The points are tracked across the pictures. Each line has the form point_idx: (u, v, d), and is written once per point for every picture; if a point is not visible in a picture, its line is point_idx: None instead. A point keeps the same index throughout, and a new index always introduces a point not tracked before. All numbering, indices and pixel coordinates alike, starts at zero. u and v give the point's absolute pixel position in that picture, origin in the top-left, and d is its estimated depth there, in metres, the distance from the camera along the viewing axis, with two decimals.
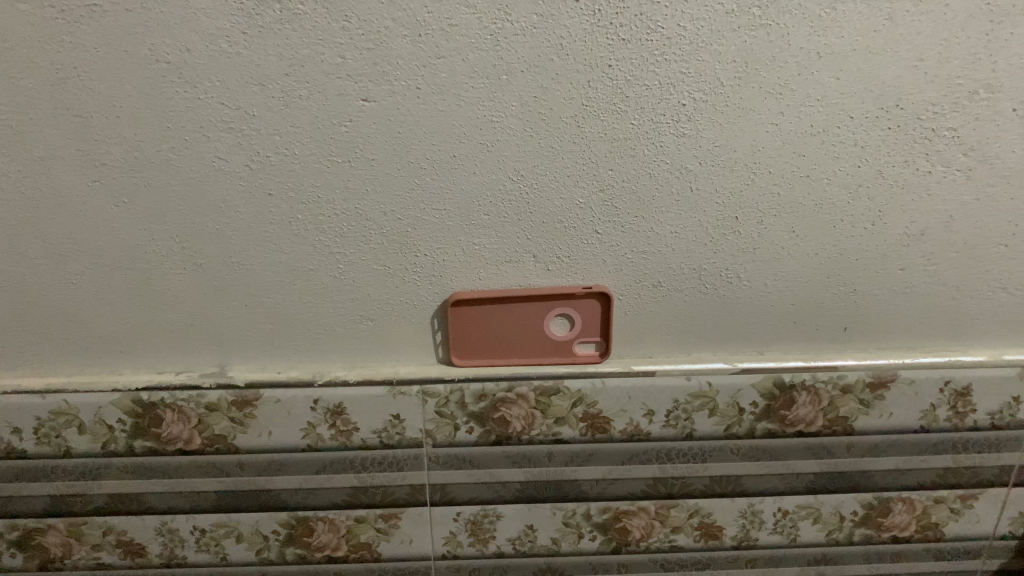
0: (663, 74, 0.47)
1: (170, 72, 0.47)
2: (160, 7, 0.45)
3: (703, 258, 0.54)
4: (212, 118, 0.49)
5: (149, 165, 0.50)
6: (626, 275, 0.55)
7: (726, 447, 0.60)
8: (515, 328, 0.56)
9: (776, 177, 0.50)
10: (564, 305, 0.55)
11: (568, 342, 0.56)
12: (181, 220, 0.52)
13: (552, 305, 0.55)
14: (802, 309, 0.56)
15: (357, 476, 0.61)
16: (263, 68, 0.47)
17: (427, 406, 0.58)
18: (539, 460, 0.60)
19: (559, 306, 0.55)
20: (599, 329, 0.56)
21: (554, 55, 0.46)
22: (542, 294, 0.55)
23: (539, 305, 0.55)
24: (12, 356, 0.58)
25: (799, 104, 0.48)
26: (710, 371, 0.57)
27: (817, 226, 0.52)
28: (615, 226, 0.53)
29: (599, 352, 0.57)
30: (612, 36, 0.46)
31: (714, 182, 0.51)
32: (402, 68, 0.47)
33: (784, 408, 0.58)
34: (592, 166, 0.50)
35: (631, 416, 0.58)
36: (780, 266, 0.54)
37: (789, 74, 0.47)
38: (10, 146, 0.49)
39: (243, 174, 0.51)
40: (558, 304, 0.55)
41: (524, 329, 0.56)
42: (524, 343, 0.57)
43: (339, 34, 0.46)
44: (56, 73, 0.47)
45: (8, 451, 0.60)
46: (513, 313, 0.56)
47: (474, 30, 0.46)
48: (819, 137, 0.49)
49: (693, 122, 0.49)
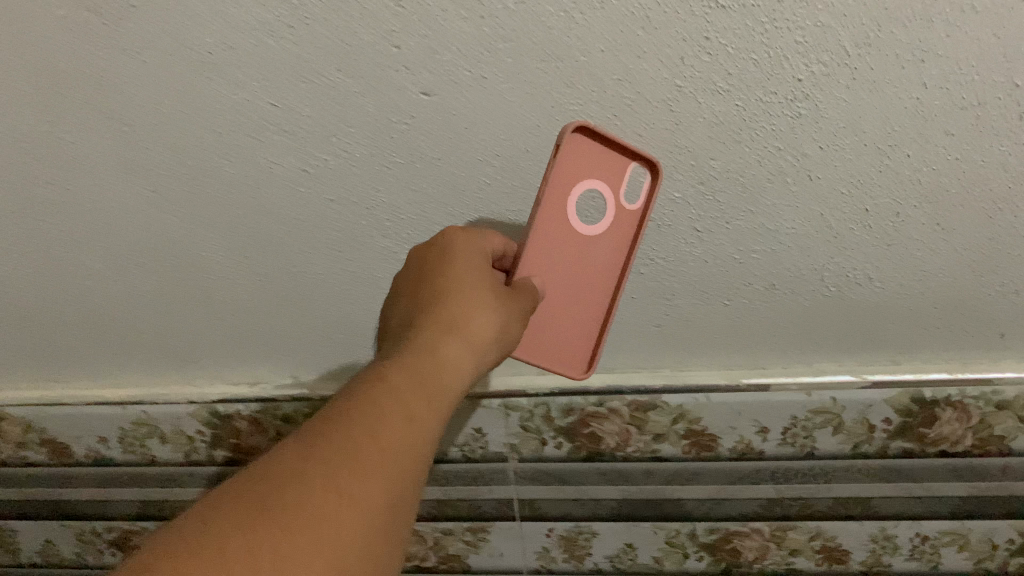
0: (774, 45, 0.36)
1: (213, 73, 0.40)
2: (196, 4, 0.37)
3: (823, 255, 0.45)
4: (263, 122, 0.42)
5: (200, 175, 0.45)
6: (731, 277, 0.46)
7: (853, 467, 0.53)
8: (560, 236, 0.43)
9: (916, 160, 0.40)
10: (568, 162, 0.41)
11: (622, 205, 0.43)
12: (237, 234, 0.48)
13: (570, 175, 0.41)
14: (948, 312, 0.46)
15: (441, 488, 0.60)
16: (311, 62, 0.39)
17: (510, 421, 0.54)
18: (636, 478, 0.55)
19: (577, 172, 0.41)
20: (614, 161, 0.42)
21: (639, 29, 0.36)
22: (542, 191, 0.41)
23: (562, 191, 0.41)
24: (97, 373, 0.57)
25: (946, 71, 0.36)
26: (834, 385, 0.50)
27: (970, 217, 0.42)
28: (719, 222, 0.44)
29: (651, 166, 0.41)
30: (709, 4, 0.35)
31: (837, 167, 0.41)
32: (460, 56, 0.39)
33: (923, 426, 0.50)
34: (689, 155, 0.41)
35: (741, 433, 0.52)
36: (919, 266, 0.44)
37: (935, 38, 0.35)
38: (59, 166, 0.45)
39: (301, 180, 0.45)
40: (571, 171, 0.41)
41: (567, 230, 0.43)
42: (584, 240, 0.44)
43: (390, 20, 0.37)
44: (95, 82, 0.41)
45: (98, 458, 0.61)
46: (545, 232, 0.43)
47: (543, 7, 0.36)
48: (973, 112, 0.38)
49: (811, 101, 0.38)
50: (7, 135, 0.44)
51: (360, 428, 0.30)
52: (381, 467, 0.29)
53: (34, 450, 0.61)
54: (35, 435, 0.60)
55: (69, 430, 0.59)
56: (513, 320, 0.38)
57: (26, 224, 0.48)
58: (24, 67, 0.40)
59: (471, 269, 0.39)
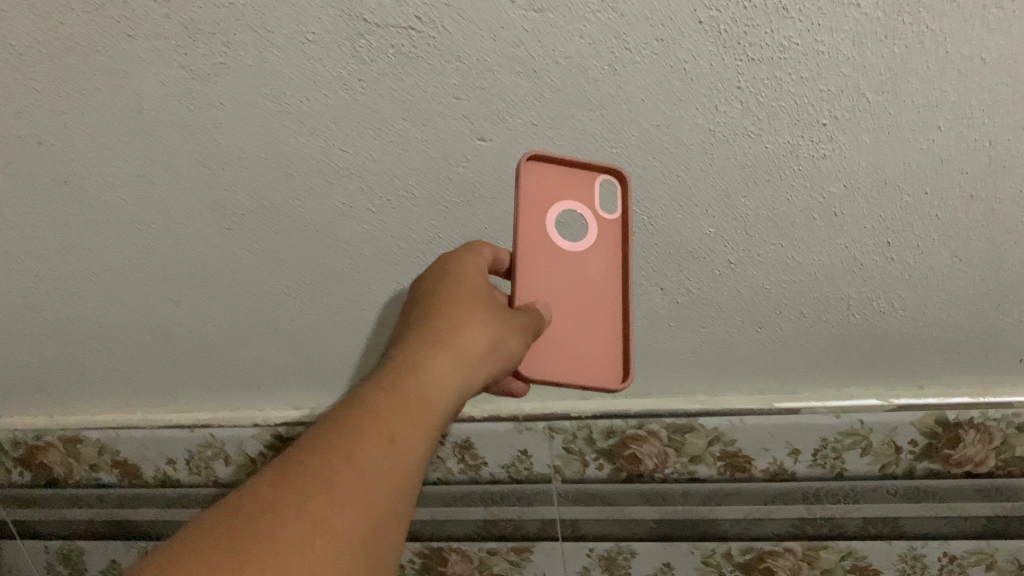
0: (800, 93, 0.40)
1: (292, 122, 0.45)
2: (280, 61, 0.42)
3: (849, 285, 0.48)
4: (334, 166, 0.47)
5: (274, 213, 0.50)
6: (763, 306, 0.50)
7: (881, 488, 0.55)
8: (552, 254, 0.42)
9: (934, 197, 0.43)
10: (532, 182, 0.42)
11: (603, 217, 0.43)
12: (305, 266, 0.52)
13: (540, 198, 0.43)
14: (968, 339, 0.50)
15: (487, 508, 0.63)
16: (381, 112, 0.44)
17: (555, 443, 0.58)
18: (674, 499, 0.59)
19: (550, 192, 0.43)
20: (572, 177, 0.43)
21: (677, 80, 0.41)
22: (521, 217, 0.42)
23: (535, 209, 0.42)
24: (171, 399, 0.63)
25: (960, 116, 0.40)
26: (862, 408, 0.53)
27: (986, 250, 0.45)
28: (751, 254, 0.48)
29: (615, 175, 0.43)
30: (741, 57, 0.39)
31: (861, 203, 0.44)
32: (516, 106, 0.43)
33: (948, 447, 0.53)
34: (723, 193, 0.45)
35: (774, 454, 0.56)
36: (940, 294, 0.48)
37: (948, 85, 0.39)
38: (149, 204, 0.50)
39: (366, 217, 0.49)
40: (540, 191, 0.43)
41: (557, 252, 0.43)
42: (576, 257, 0.43)
43: (452, 75, 0.42)
44: (187, 130, 0.46)
45: (166, 479, 0.66)
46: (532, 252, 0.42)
47: (591, 61, 0.40)
48: (985, 152, 0.41)
49: (835, 143, 0.42)
50: (104, 180, 0.49)
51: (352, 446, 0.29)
52: (375, 492, 0.28)
53: (108, 471, 0.67)
54: (110, 456, 0.66)
55: (143, 452, 0.65)
56: (508, 336, 0.37)
57: (116, 259, 0.53)
58: (125, 119, 0.46)
59: (474, 287, 0.39)
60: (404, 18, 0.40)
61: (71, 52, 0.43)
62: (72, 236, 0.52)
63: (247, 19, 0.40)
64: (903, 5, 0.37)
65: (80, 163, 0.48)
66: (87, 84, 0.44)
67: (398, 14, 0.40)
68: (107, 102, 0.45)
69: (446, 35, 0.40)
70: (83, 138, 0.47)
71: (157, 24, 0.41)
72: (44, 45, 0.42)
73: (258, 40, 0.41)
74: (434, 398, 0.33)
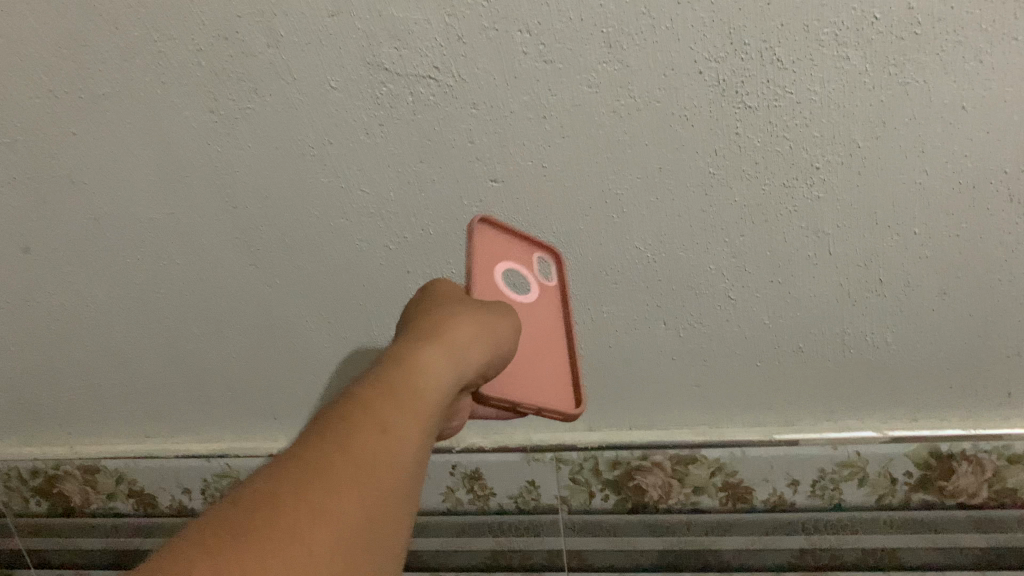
0: (794, 138, 0.43)
1: (316, 163, 0.47)
2: (306, 106, 0.45)
3: (844, 320, 0.50)
4: (354, 205, 0.49)
5: (297, 249, 0.52)
6: (762, 341, 0.52)
7: (879, 518, 0.57)
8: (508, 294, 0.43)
9: (923, 236, 0.46)
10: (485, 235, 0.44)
11: (545, 283, 0.46)
12: (324, 300, 0.55)
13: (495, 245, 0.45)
14: (959, 372, 0.52)
15: (495, 539, 0.64)
16: (400, 155, 0.46)
17: (561, 473, 0.60)
18: (678, 529, 0.60)
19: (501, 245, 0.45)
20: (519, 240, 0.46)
21: (679, 126, 0.43)
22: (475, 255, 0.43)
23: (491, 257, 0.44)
24: (190, 429, 0.65)
25: (944, 161, 0.43)
26: (858, 440, 0.55)
27: (974, 287, 0.48)
28: (750, 290, 0.50)
29: (556, 257, 0.48)
30: (738, 105, 0.42)
31: (854, 242, 0.47)
32: (527, 149, 0.45)
33: (942, 478, 0.55)
34: (723, 232, 0.47)
35: (774, 485, 0.58)
36: (931, 329, 0.50)
37: (932, 131, 0.42)
38: (177, 240, 0.52)
39: (383, 253, 0.51)
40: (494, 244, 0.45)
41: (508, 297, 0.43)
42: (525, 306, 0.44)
43: (468, 120, 0.45)
44: (217, 170, 0.48)
45: (180, 509, 0.68)
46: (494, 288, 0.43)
47: (598, 108, 0.43)
48: (968, 194, 0.44)
49: (828, 185, 0.45)
50: (135, 218, 0.51)
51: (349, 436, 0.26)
52: (372, 481, 0.25)
53: (124, 501, 0.69)
54: (126, 485, 0.68)
55: (159, 481, 0.67)
56: (488, 333, 0.36)
57: (143, 292, 0.56)
58: (158, 161, 0.48)
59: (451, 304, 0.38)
60: (424, 67, 0.43)
61: (111, 97, 0.46)
62: (103, 270, 0.55)
63: (277, 68, 0.43)
64: (889, 59, 0.40)
65: (114, 202, 0.51)
66: (123, 127, 0.47)
67: (418, 64, 0.43)
68: (141, 144, 0.48)
69: (463, 84, 0.43)
70: (118, 176, 0.49)
71: (193, 72, 0.44)
72: (86, 90, 0.45)
73: (287, 87, 0.44)
74: (430, 394, 0.31)
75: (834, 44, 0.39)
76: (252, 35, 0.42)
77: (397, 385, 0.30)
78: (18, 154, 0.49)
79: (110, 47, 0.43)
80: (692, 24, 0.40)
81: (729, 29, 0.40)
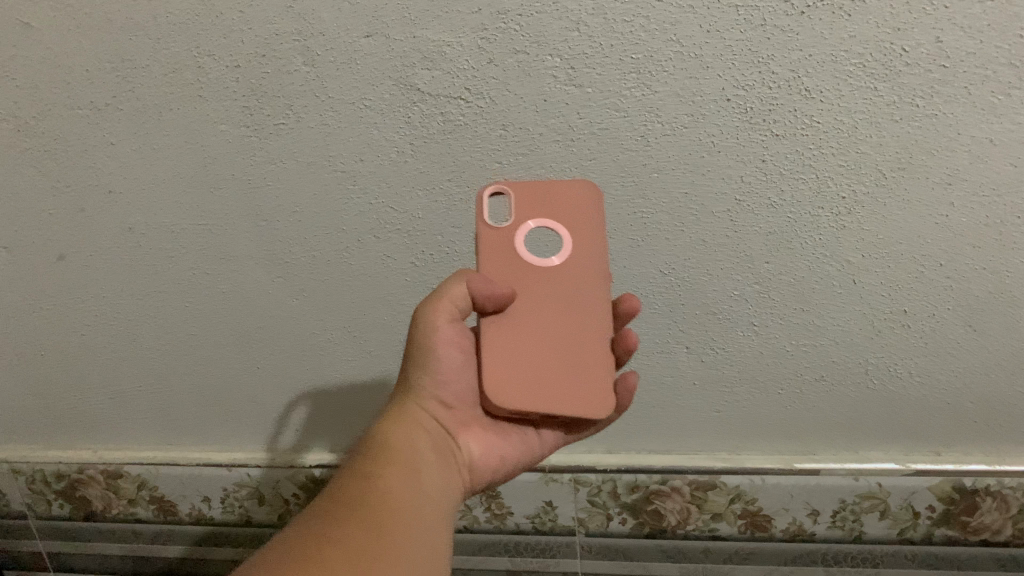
0: (820, 168, 0.43)
1: (345, 180, 0.48)
2: (337, 123, 0.46)
3: (868, 352, 0.50)
4: (382, 222, 0.50)
5: (324, 263, 0.53)
6: (784, 368, 0.52)
7: (900, 553, 0.57)
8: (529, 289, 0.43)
9: (949, 269, 0.46)
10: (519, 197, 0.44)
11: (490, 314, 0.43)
12: (350, 314, 0.55)
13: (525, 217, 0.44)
14: (983, 407, 0.52)
15: (512, 558, 0.64)
16: (428, 174, 0.47)
17: (579, 494, 0.60)
18: (695, 555, 0.61)
19: (490, 259, 0.43)
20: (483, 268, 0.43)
21: (705, 153, 0.44)
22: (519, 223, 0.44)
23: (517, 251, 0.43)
24: (212, 438, 0.66)
25: (972, 194, 0.43)
26: (880, 472, 0.55)
27: (1001, 322, 0.47)
28: (774, 318, 0.50)
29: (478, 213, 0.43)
30: (765, 133, 0.42)
31: (879, 273, 0.47)
32: (555, 171, 0.46)
33: (965, 514, 0.55)
34: (748, 259, 0.47)
35: (793, 514, 0.57)
36: (957, 363, 0.50)
37: (960, 164, 0.42)
38: (206, 250, 0.53)
39: (409, 270, 0.52)
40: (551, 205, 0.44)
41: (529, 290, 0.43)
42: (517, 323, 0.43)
43: (496, 142, 0.45)
44: (248, 183, 0.49)
45: (199, 517, 0.70)
46: (588, 237, 0.44)
47: (624, 132, 0.44)
48: (996, 228, 0.44)
49: (854, 215, 0.45)
50: (166, 228, 0.52)
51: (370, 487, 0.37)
52: (402, 500, 0.38)
53: (145, 507, 0.70)
54: (147, 492, 0.69)
55: (180, 488, 0.68)
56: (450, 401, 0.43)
57: (172, 302, 0.57)
58: (192, 174, 0.49)
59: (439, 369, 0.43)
60: (455, 89, 0.43)
61: (148, 111, 0.47)
62: (135, 280, 0.56)
63: (311, 86, 0.44)
64: (918, 91, 0.40)
65: (148, 213, 0.52)
66: (159, 139, 0.48)
67: (449, 85, 0.43)
68: (176, 157, 0.49)
69: (492, 106, 0.44)
70: (151, 187, 0.50)
71: (229, 88, 0.45)
72: (125, 103, 0.46)
73: (320, 105, 0.45)
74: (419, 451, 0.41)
75: (863, 76, 0.40)
76: (288, 54, 0.43)
77: (404, 443, 0.41)
78: (56, 163, 0.50)
79: (149, 62, 0.44)
80: (722, 52, 0.40)
81: (757, 58, 0.40)
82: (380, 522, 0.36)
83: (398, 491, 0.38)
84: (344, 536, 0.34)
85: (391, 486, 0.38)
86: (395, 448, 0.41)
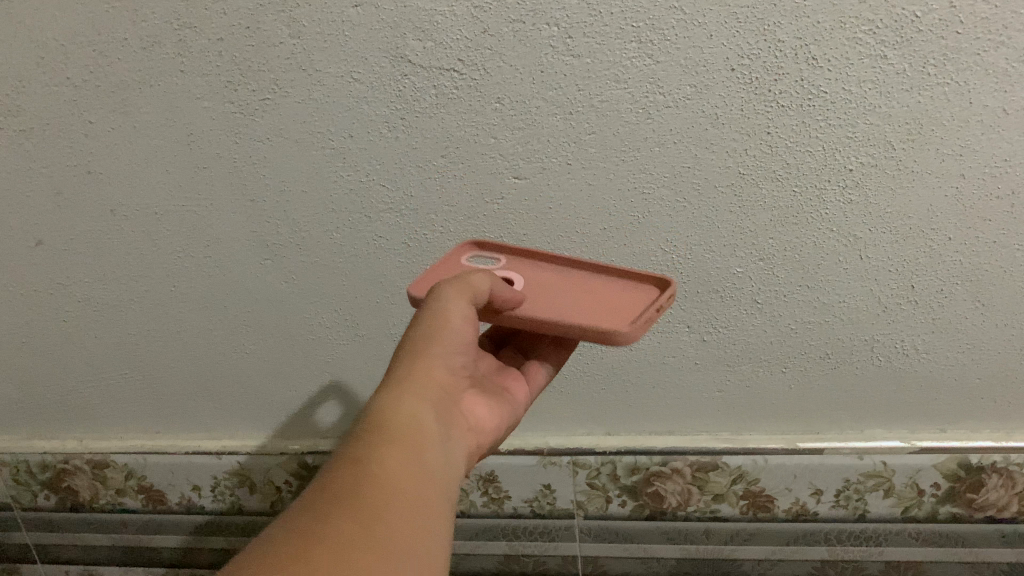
0: (828, 139, 0.42)
1: (335, 157, 0.46)
2: (325, 96, 0.44)
3: (873, 330, 0.49)
4: (373, 200, 0.48)
5: (314, 244, 0.51)
6: (788, 346, 0.51)
7: (904, 531, 0.57)
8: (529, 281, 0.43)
9: (960, 242, 0.45)
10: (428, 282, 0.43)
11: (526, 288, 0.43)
12: (342, 297, 0.54)
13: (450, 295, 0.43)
14: (990, 382, 0.51)
15: (509, 543, 0.64)
16: (421, 151, 0.45)
17: (578, 477, 0.59)
18: (696, 537, 0.60)
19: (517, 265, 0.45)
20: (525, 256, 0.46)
21: (708, 125, 0.42)
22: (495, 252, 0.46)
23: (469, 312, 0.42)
24: (202, 426, 0.65)
25: (983, 164, 0.42)
26: (885, 450, 0.54)
27: (1011, 296, 0.46)
28: (778, 295, 0.49)
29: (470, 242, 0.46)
30: (770, 103, 0.41)
31: (888, 248, 0.45)
32: (552, 146, 0.44)
33: (971, 492, 0.54)
34: (751, 235, 0.46)
35: (797, 494, 0.57)
36: (965, 338, 0.49)
37: (969, 134, 0.41)
38: (192, 232, 0.51)
39: (401, 251, 0.50)
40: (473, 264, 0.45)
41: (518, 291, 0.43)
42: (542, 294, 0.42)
43: (492, 116, 0.43)
44: (234, 161, 0.47)
45: (190, 505, 0.68)
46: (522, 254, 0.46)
47: (624, 104, 0.42)
48: (1007, 201, 0.43)
49: (862, 188, 0.43)
50: (150, 210, 0.51)
51: (379, 470, 0.32)
52: (412, 485, 0.33)
53: (133, 497, 0.69)
54: (134, 482, 0.67)
55: (169, 478, 0.67)
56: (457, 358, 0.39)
57: (157, 285, 0.55)
58: (176, 153, 0.47)
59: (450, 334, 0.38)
60: (448, 60, 0.42)
61: (128, 86, 0.45)
62: (118, 263, 0.54)
63: (298, 58, 0.42)
64: (928, 58, 0.38)
65: (130, 195, 0.50)
66: (140, 117, 0.46)
67: (443, 56, 0.41)
68: (158, 136, 0.47)
69: (488, 78, 0.42)
70: (133, 167, 0.48)
71: (212, 61, 0.43)
72: (104, 79, 0.44)
73: (308, 79, 0.43)
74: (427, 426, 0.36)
75: (872, 43, 0.38)
76: (275, 27, 0.42)
77: (413, 418, 0.35)
78: (34, 143, 0.48)
79: (128, 35, 0.43)
80: (725, 19, 0.38)
81: (763, 25, 0.38)
82: (386, 503, 0.31)
83: (410, 474, 0.33)
84: (344, 519, 0.30)
85: (397, 457, 0.33)
86: (403, 418, 0.35)
